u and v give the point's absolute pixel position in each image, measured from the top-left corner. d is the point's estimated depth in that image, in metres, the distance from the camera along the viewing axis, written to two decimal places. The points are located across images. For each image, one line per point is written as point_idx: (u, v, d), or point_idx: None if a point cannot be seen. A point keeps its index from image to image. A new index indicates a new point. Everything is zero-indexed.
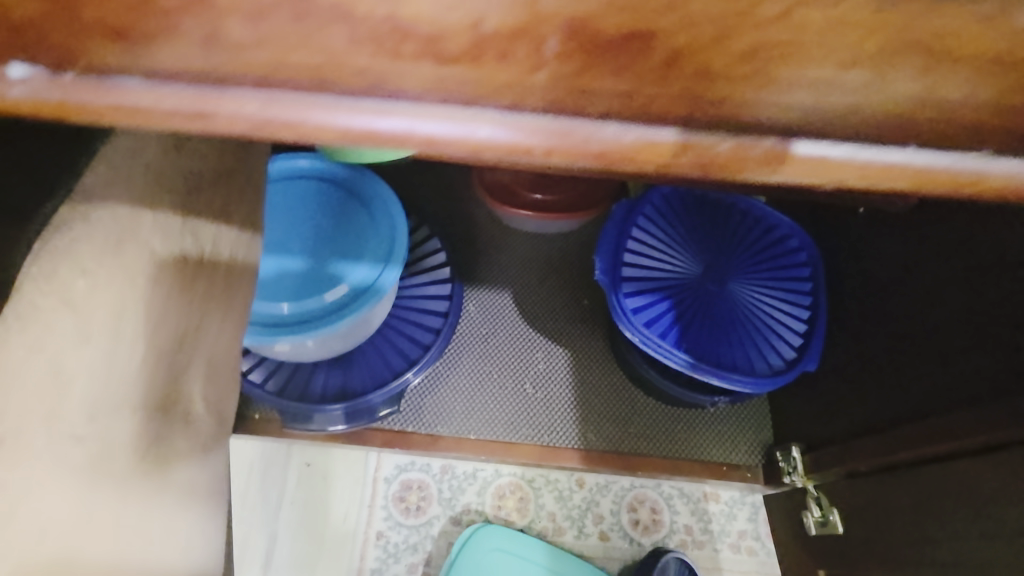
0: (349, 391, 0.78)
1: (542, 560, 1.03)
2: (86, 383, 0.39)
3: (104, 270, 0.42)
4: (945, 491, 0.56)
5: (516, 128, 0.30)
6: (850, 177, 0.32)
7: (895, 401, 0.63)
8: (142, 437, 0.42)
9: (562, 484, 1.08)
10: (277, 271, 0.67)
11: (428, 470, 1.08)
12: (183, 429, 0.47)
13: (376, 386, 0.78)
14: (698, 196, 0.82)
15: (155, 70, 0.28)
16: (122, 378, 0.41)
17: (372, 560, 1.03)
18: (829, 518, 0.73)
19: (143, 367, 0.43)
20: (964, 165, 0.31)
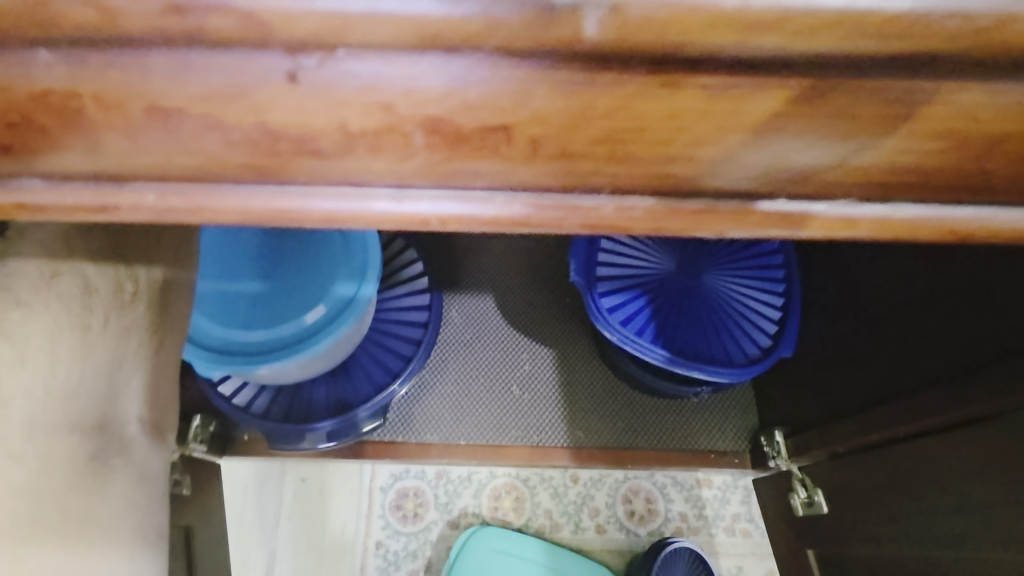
0: (336, 408, 0.78)
1: (541, 558, 1.04)
2: (23, 406, 0.41)
3: (43, 302, 0.43)
4: (919, 468, 0.57)
5: (482, 202, 0.33)
6: (793, 229, 0.35)
7: (869, 383, 0.65)
8: (81, 457, 0.43)
9: (557, 481, 1.09)
10: (245, 299, 0.67)
11: (423, 476, 1.09)
12: (124, 459, 0.47)
13: (362, 401, 0.78)
14: None
15: (108, 130, 0.29)
16: (58, 403, 0.42)
17: (373, 569, 1.04)
18: (814, 498, 0.75)
19: (79, 392, 0.44)
20: (888, 209, 0.34)
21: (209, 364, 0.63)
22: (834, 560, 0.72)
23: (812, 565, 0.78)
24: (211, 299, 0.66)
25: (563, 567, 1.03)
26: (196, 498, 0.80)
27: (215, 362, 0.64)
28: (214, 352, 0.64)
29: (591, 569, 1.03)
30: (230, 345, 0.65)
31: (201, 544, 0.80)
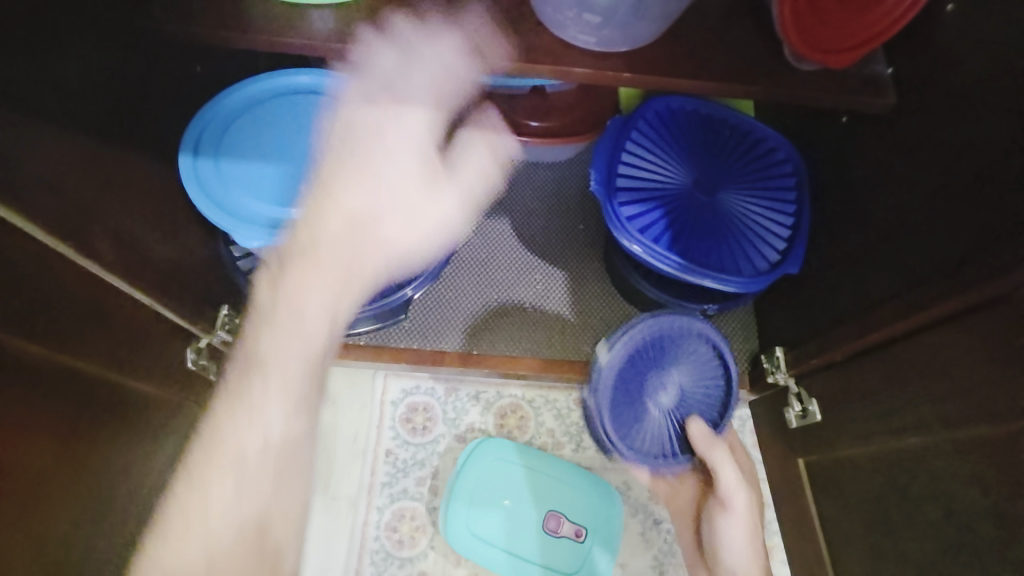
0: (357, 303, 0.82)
1: (542, 470, 1.08)
2: (263, 399, 0.55)
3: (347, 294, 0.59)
4: (914, 361, 0.61)
5: None
6: None
7: (873, 287, 0.68)
8: (287, 448, 0.55)
9: (560, 404, 1.14)
10: (270, 179, 0.68)
11: (433, 393, 1.14)
12: (302, 456, 0.57)
13: (383, 298, 0.82)
14: (690, 112, 0.85)
15: None
16: (283, 396, 0.55)
17: (382, 474, 1.08)
18: (808, 408, 0.79)
19: (296, 386, 0.56)
20: None
21: (246, 236, 0.65)
22: (827, 463, 0.77)
23: (802, 473, 0.83)
24: (229, 178, 0.67)
25: (563, 479, 1.07)
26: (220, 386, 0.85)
27: (253, 238, 0.65)
28: (247, 229, 0.65)
29: (591, 482, 1.07)
30: (266, 221, 0.66)
31: None
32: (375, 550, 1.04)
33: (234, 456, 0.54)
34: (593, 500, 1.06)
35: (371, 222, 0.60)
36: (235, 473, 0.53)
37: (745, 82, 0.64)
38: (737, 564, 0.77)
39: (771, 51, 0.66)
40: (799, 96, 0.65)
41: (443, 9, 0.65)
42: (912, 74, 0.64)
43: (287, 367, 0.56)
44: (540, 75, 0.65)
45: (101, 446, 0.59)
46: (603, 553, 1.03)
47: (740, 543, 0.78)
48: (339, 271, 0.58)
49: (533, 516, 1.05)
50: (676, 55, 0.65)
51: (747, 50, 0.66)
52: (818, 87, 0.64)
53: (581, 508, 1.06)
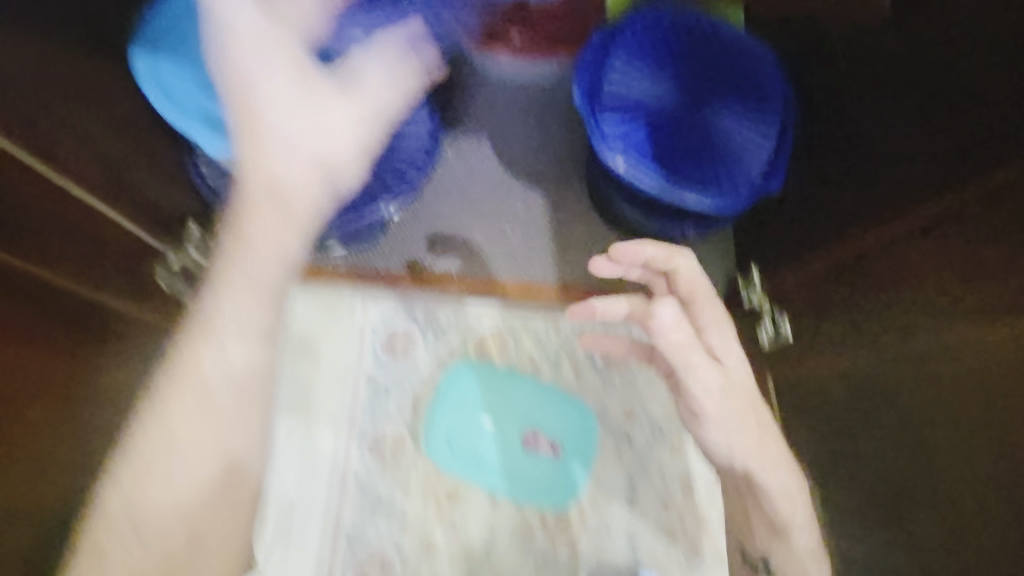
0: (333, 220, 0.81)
1: (519, 391, 1.12)
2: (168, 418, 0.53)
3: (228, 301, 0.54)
4: (884, 276, 0.62)
5: None
6: None
7: (853, 210, 0.68)
8: (196, 459, 0.54)
9: (541, 332, 1.13)
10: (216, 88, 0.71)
11: (411, 317, 1.13)
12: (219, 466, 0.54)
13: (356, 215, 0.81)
14: (670, 24, 0.81)
15: None
16: (181, 410, 0.54)
17: (364, 397, 1.10)
18: (780, 328, 0.81)
19: (193, 406, 0.54)
20: None
21: None
22: (798, 378, 0.80)
23: (770, 387, 0.88)
24: (178, 82, 0.70)
25: (541, 400, 1.12)
26: None
27: (213, 143, 0.70)
28: (202, 134, 0.70)
29: (570, 402, 1.11)
30: None
31: None
32: (358, 470, 1.06)
33: (202, 401, 0.54)
34: (569, 418, 1.11)
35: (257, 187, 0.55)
36: (193, 443, 0.53)
37: None
38: (722, 429, 0.66)
39: None
40: None
41: None
42: None
43: (243, 336, 0.55)
44: None
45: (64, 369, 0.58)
46: (579, 465, 1.08)
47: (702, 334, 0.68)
48: (274, 241, 0.55)
49: (511, 433, 1.10)
50: None
51: None
52: None
53: (558, 425, 1.11)
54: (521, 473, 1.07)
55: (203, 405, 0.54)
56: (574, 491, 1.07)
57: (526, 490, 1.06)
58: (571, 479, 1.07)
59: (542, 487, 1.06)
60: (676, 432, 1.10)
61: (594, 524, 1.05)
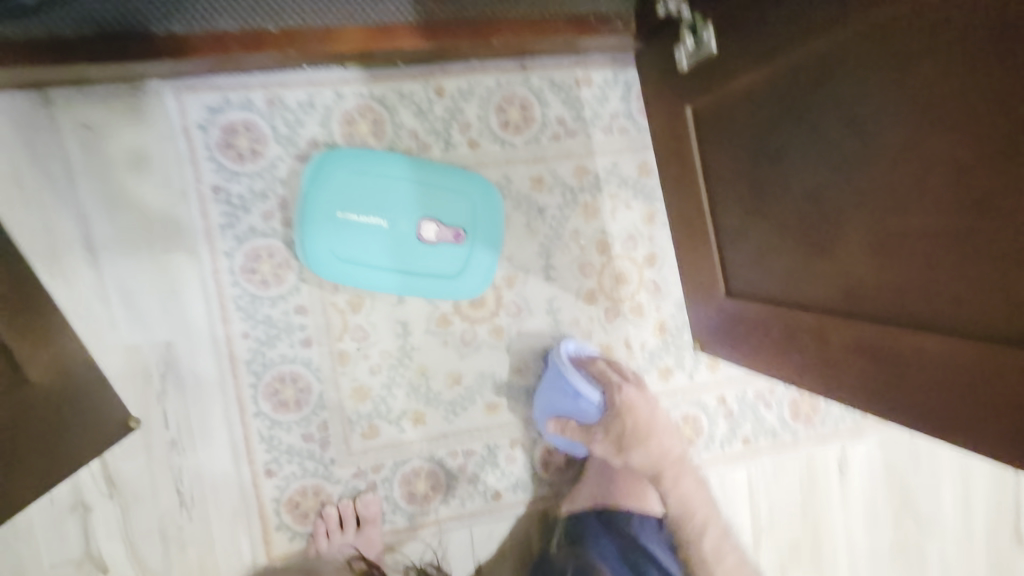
0: None
1: (408, 175, 0.92)
2: None
3: None
4: None
5: None
6: None
7: None
8: None
9: (418, 97, 0.95)
10: None
11: (251, 106, 0.90)
12: None
13: None
14: None
15: None
16: None
17: (218, 215, 0.90)
18: (702, 40, 0.68)
19: None
20: None
21: None
22: None
23: (689, 122, 0.76)
24: None
25: (434, 183, 0.93)
26: None
27: None
28: None
29: (464, 179, 0.94)
30: None
31: None
32: (237, 296, 0.91)
33: None
34: (470, 200, 0.94)
35: None
36: None
37: None
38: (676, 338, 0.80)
39: None
40: None
41: None
42: None
43: None
44: None
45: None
46: (487, 250, 0.95)
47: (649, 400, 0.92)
48: None
49: (404, 229, 0.92)
50: None
51: None
52: None
53: (459, 208, 0.93)
54: (422, 267, 0.93)
55: None
56: (483, 278, 0.95)
57: (428, 284, 0.94)
58: (480, 267, 0.94)
59: (446, 278, 0.94)
60: (588, 192, 1.00)
61: (513, 300, 1.00)
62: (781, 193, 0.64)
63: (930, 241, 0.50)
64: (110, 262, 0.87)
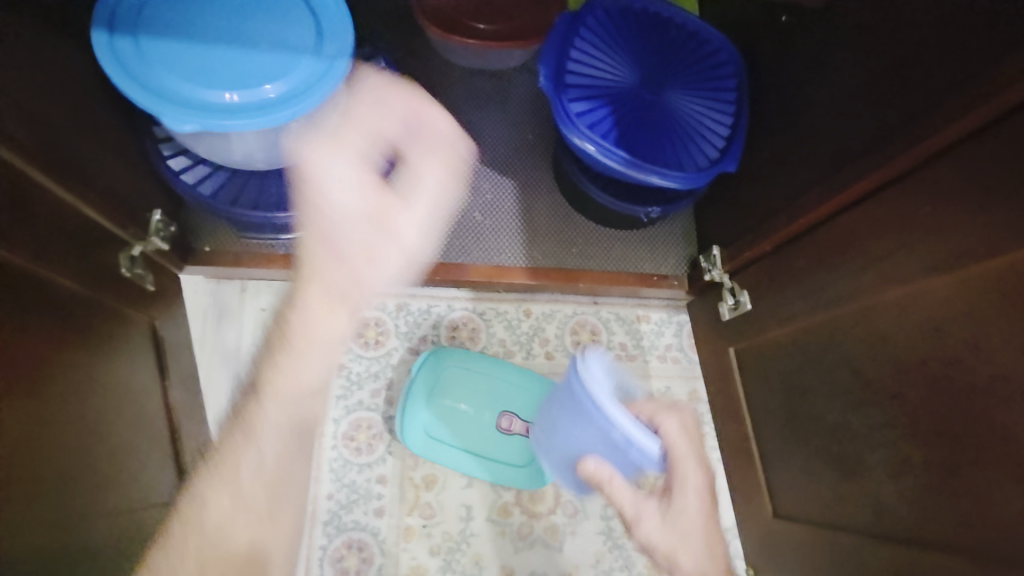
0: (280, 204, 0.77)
1: (496, 374, 1.10)
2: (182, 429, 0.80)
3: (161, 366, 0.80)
4: (834, 242, 0.66)
5: None
6: None
7: (794, 181, 0.74)
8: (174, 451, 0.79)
9: (511, 315, 1.18)
10: None
11: (384, 308, 1.15)
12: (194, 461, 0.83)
13: None
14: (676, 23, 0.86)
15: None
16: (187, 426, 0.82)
17: (337, 387, 1.09)
18: (740, 299, 0.85)
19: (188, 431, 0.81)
20: None
21: (173, 115, 0.61)
22: (754, 351, 0.85)
23: (734, 362, 0.90)
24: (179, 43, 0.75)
25: (516, 384, 1.10)
26: (159, 297, 0.82)
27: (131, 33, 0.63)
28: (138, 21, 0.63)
29: (536, 382, 1.11)
30: (196, 103, 0.62)
31: (169, 340, 0.83)
32: (333, 460, 1.05)
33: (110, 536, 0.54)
34: (543, 403, 1.10)
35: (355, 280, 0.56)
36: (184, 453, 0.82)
37: None
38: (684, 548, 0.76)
39: None
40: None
41: None
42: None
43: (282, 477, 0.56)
44: None
45: (56, 350, 0.57)
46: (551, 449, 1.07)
47: (697, 488, 0.78)
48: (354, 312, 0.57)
49: (485, 417, 1.08)
50: None
51: None
52: None
53: (533, 409, 1.09)
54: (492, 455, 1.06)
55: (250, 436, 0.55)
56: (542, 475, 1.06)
57: (495, 470, 1.06)
58: (541, 463, 1.07)
59: (510, 467, 1.06)
60: None
61: (569, 501, 1.07)
62: (813, 424, 0.74)
63: (937, 482, 0.57)
64: None
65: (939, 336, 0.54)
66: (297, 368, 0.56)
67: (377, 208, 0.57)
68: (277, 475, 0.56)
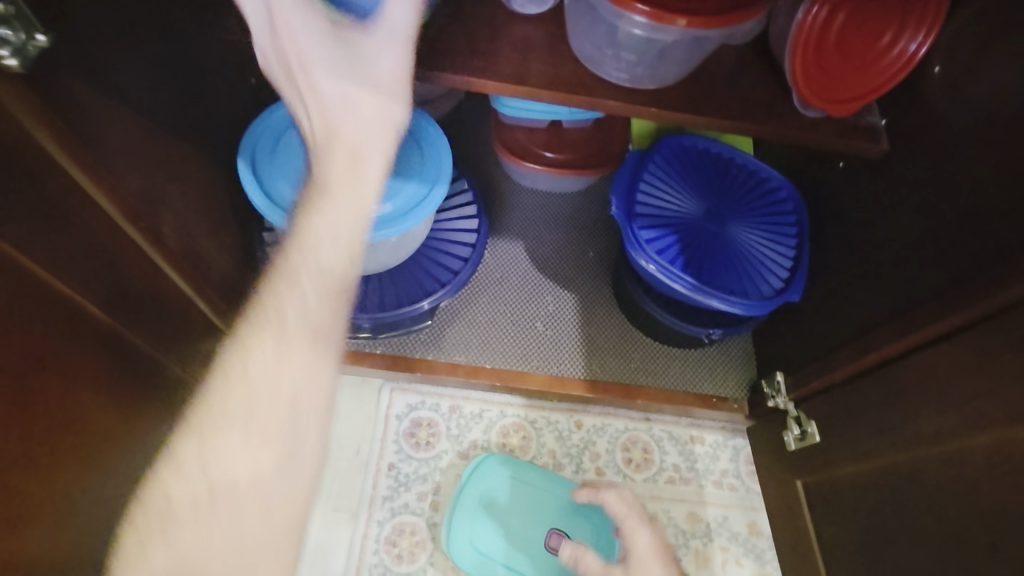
0: (370, 307, 0.84)
1: (545, 492, 1.09)
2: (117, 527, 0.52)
3: None
4: (911, 381, 0.66)
5: None
6: None
7: (864, 315, 0.75)
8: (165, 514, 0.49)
9: (562, 426, 1.16)
10: None
11: (437, 409, 1.14)
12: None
13: (394, 307, 0.84)
14: (737, 163, 0.93)
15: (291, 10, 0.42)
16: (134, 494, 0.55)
17: (384, 488, 1.07)
18: (807, 430, 0.84)
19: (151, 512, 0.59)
20: None
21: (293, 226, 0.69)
22: (825, 487, 0.81)
23: (801, 496, 0.86)
24: None
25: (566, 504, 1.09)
26: None
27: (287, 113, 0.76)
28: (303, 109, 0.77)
29: (589, 499, 1.09)
30: None
31: None
32: (372, 566, 1.02)
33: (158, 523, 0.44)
34: (593, 527, 1.08)
35: (356, 159, 0.51)
36: None
37: (898, 122, 0.73)
38: None
39: (898, 93, 0.73)
40: (869, 143, 0.73)
41: (488, 41, 0.73)
42: (902, 124, 0.72)
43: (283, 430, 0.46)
44: (638, 112, 0.73)
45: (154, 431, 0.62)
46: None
47: None
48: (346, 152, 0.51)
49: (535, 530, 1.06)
50: (829, 78, 0.71)
51: (889, 95, 0.75)
52: (858, 137, 0.73)
53: (582, 531, 1.08)
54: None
55: (232, 386, 0.46)
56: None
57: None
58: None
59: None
60: (699, 539, 1.09)
61: None
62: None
63: None
64: None
65: None
66: (261, 334, 0.47)
67: (357, 138, 0.51)
68: (288, 432, 0.46)
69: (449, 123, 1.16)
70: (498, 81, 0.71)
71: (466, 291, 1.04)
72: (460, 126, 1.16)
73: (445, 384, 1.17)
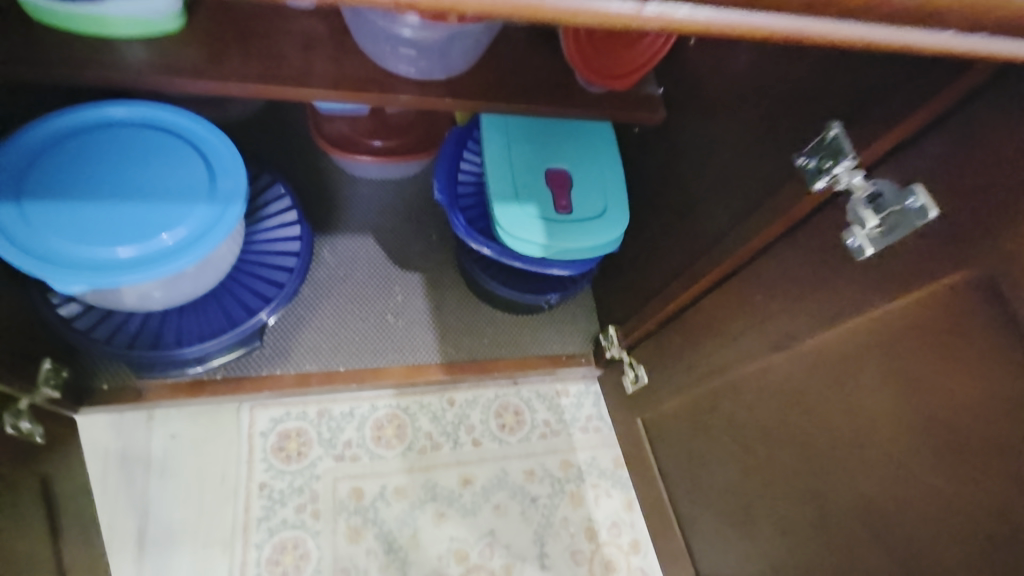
0: (187, 340, 0.79)
1: (574, 153, 0.87)
2: None
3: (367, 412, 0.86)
4: (699, 324, 0.76)
5: None
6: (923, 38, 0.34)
7: (665, 269, 0.84)
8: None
9: (435, 407, 1.19)
10: None
11: (304, 418, 1.10)
12: None
13: (218, 335, 0.79)
14: None
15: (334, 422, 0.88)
16: None
17: (257, 509, 1.02)
18: (638, 373, 0.93)
19: None
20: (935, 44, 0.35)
21: (61, 278, 0.62)
22: (657, 421, 0.92)
23: (642, 431, 0.97)
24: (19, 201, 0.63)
25: (594, 182, 0.85)
26: (49, 449, 0.78)
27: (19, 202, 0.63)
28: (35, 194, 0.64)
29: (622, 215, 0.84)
30: (86, 262, 0.64)
31: (61, 489, 0.79)
32: None
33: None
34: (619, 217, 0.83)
35: None
36: None
37: (671, 89, 0.79)
38: None
39: (669, 62, 0.79)
40: (648, 111, 0.79)
41: (266, 42, 0.69)
42: (674, 91, 0.79)
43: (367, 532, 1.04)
44: (431, 104, 0.72)
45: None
46: (611, 230, 0.82)
47: None
48: None
49: (534, 183, 0.83)
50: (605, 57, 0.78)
51: (663, 63, 0.80)
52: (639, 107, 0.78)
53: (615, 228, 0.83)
54: (520, 209, 0.81)
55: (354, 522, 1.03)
56: (590, 239, 0.81)
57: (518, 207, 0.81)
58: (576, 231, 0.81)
59: (536, 226, 0.80)
60: (573, 482, 1.19)
61: None
62: (712, 483, 0.80)
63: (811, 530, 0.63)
64: (152, 558, 0.97)
65: (791, 406, 0.62)
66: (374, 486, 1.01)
67: None
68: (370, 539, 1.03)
69: (263, 120, 1.08)
70: (276, 85, 0.66)
71: (307, 298, 1.01)
72: (276, 122, 1.09)
73: (305, 393, 1.13)
